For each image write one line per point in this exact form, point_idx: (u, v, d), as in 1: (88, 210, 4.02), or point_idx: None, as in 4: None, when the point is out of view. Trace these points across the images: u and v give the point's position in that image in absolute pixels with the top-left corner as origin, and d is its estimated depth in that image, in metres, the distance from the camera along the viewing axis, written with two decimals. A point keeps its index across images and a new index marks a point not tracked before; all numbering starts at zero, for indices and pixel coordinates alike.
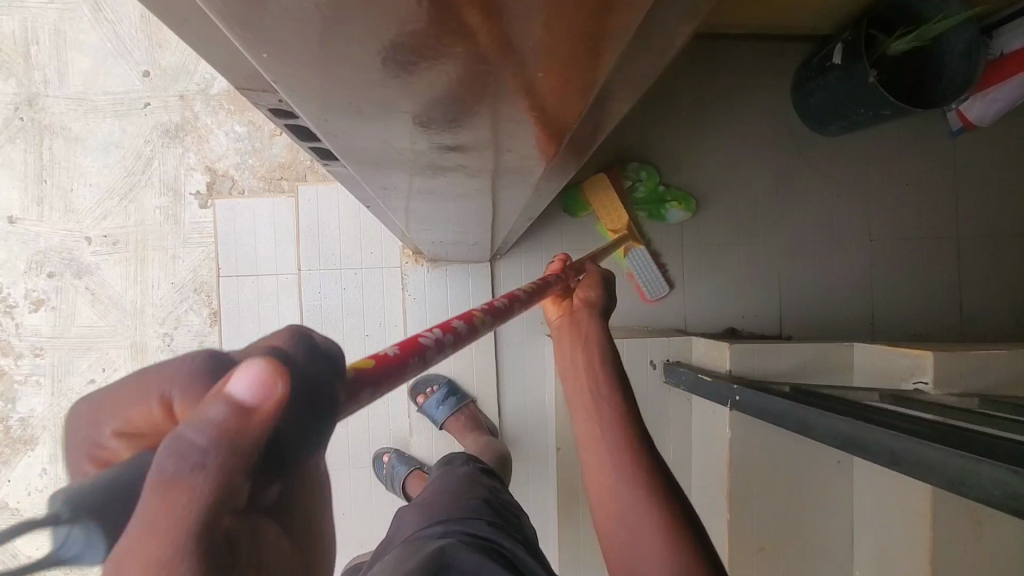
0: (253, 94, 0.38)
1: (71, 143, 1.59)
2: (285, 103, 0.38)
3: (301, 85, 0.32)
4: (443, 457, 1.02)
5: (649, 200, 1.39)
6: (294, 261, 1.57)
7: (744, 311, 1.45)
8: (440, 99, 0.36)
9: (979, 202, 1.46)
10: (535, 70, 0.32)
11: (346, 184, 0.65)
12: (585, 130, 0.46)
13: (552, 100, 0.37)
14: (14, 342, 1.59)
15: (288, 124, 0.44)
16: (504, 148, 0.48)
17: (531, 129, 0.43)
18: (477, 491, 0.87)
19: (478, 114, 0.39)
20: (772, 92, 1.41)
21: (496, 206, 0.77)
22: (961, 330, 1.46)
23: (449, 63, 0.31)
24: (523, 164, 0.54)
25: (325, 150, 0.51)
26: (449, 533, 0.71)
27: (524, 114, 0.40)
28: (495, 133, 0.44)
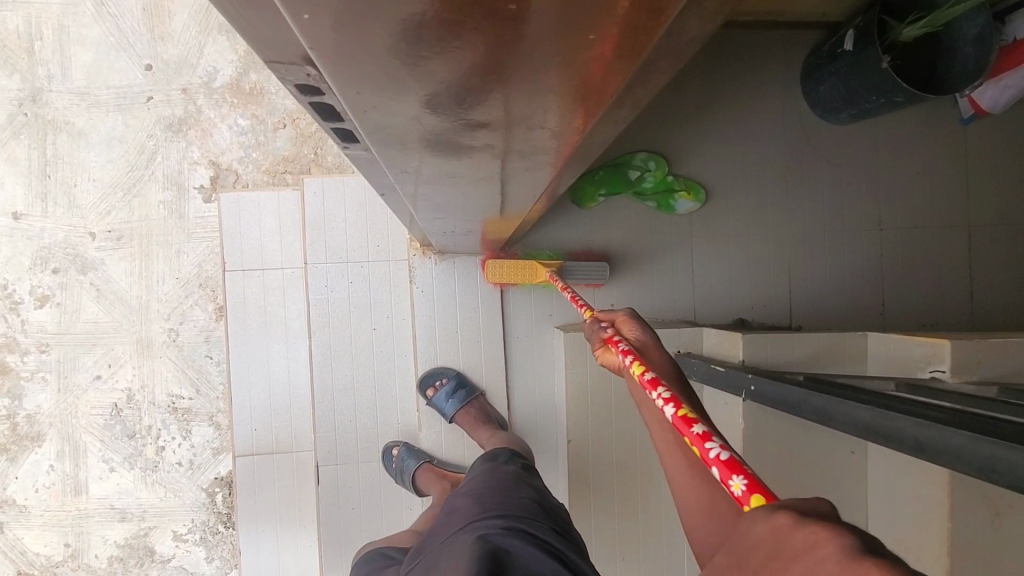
0: (282, 68, 0.37)
1: (74, 138, 1.58)
2: (313, 77, 0.38)
3: (336, 55, 0.31)
4: (487, 453, 1.01)
5: (658, 189, 1.38)
6: (299, 255, 1.57)
7: (754, 301, 1.44)
8: (475, 73, 0.35)
9: (990, 191, 1.45)
10: (576, 38, 0.31)
11: (362, 169, 0.64)
12: (613, 108, 0.45)
13: (587, 75, 0.36)
14: (19, 339, 1.58)
15: (313, 103, 0.43)
16: (531, 127, 0.47)
17: (560, 106, 0.42)
18: (528, 491, 0.87)
19: (511, 91, 0.38)
20: (782, 81, 1.40)
21: (510, 192, 0.76)
22: (972, 320, 1.45)
23: (492, 31, 0.30)
24: (546, 146, 0.53)
25: (347, 131, 0.50)
26: (510, 529, 0.72)
27: (558, 91, 0.39)
28: (525, 111, 0.43)
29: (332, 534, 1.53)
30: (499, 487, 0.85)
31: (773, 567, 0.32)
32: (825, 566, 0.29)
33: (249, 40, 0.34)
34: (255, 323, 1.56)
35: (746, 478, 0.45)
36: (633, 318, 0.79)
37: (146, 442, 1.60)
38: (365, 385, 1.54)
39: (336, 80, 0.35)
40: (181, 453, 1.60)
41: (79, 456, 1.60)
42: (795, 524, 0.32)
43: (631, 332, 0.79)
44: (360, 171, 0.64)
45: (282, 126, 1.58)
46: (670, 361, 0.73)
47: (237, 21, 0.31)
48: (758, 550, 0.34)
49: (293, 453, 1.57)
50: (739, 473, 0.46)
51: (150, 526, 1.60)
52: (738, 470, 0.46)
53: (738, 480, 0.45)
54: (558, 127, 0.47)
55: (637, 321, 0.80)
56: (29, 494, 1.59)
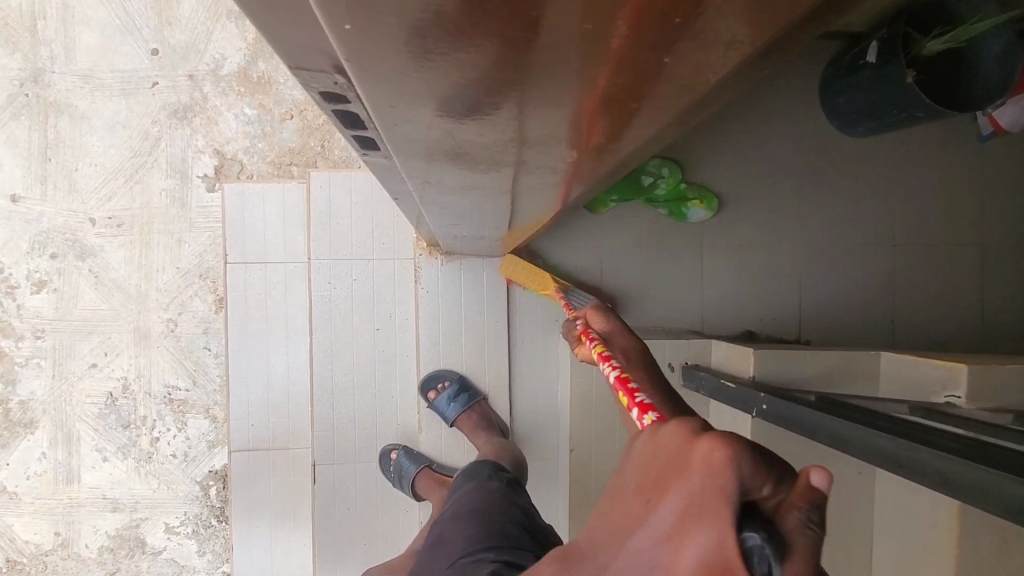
0: (308, 75, 0.35)
1: (77, 121, 1.55)
2: (340, 85, 0.36)
3: (371, 62, 0.30)
4: (466, 472, 0.99)
5: (670, 197, 1.35)
6: (303, 249, 1.54)
7: (763, 313, 1.42)
8: (511, 84, 0.33)
9: (1005, 210, 1.43)
10: (631, 51, 0.29)
11: (377, 174, 0.61)
12: (648, 124, 0.43)
13: (630, 87, 0.35)
14: (14, 323, 1.56)
15: (336, 110, 0.41)
16: (564, 139, 0.45)
17: (596, 117, 0.40)
18: (513, 510, 0.85)
19: (546, 101, 0.37)
20: (799, 91, 1.38)
21: (527, 201, 0.74)
22: (981, 340, 1.43)
23: (543, 43, 0.28)
24: (573, 156, 0.51)
25: (368, 138, 0.48)
26: (499, 564, 0.70)
27: (592, 104, 0.37)
28: (557, 123, 0.41)
29: (328, 533, 1.51)
30: (485, 511, 0.83)
31: (641, 475, 0.31)
32: (678, 443, 0.30)
33: (279, 48, 0.32)
34: (256, 316, 1.53)
35: (659, 412, 0.43)
36: (597, 305, 0.75)
37: (141, 433, 1.58)
38: (365, 384, 1.52)
39: (368, 86, 0.34)
40: (176, 445, 1.58)
41: (72, 445, 1.58)
42: (655, 430, 0.33)
43: (594, 320, 0.74)
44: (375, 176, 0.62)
45: (289, 117, 1.55)
46: (635, 342, 0.65)
47: (266, 33, 0.30)
48: (626, 468, 0.33)
49: (290, 450, 1.55)
50: (654, 411, 0.43)
51: (142, 518, 1.58)
52: (656, 411, 0.43)
53: (650, 415, 0.43)
54: (587, 139, 0.45)
55: (601, 308, 0.74)
56: (20, 481, 1.57)
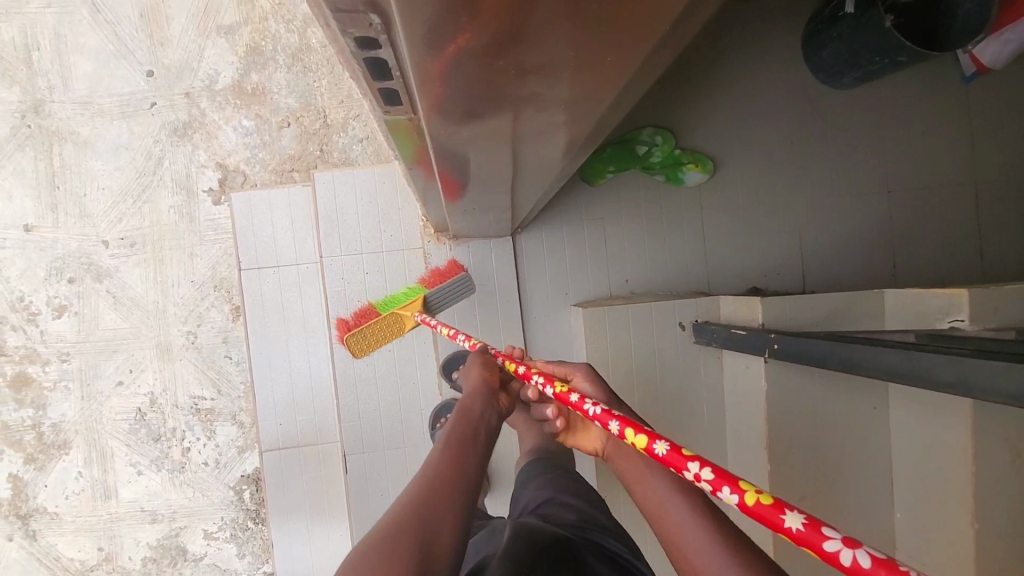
0: (345, 21, 0.35)
1: (81, 148, 1.59)
2: (377, 27, 0.36)
3: (408, 20, 0.32)
4: (540, 463, 1.00)
5: (666, 163, 1.38)
6: (314, 250, 1.57)
7: (766, 269, 1.45)
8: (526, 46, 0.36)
9: (994, 147, 1.45)
10: (626, 15, 0.32)
11: (391, 139, 0.62)
12: (642, 79, 0.46)
13: (626, 48, 0.37)
14: (39, 349, 1.61)
15: (368, 58, 0.41)
16: (563, 106, 0.48)
17: (592, 85, 0.43)
18: (599, 525, 0.77)
19: (549, 70, 0.40)
20: (781, 51, 1.41)
21: (533, 169, 0.77)
22: (982, 275, 1.46)
23: (550, 9, 0.31)
24: (573, 125, 0.54)
25: (394, 93, 0.47)
26: (616, 541, 0.74)
27: (588, 69, 0.40)
28: (561, 90, 0.44)
29: (363, 522, 1.55)
30: (577, 493, 0.86)
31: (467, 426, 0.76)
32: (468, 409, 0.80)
33: None
34: (274, 320, 1.57)
35: (837, 537, 0.41)
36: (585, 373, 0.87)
37: (172, 444, 1.63)
38: (385, 374, 1.55)
39: (404, 31, 0.34)
40: (207, 453, 1.63)
41: (106, 462, 1.62)
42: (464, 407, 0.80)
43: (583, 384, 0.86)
44: (391, 138, 0.61)
45: (286, 125, 1.59)
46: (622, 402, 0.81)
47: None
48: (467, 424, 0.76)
49: (318, 446, 1.59)
50: (827, 530, 0.42)
51: (181, 526, 1.63)
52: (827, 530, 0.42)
53: (833, 543, 0.41)
54: (596, 103, 0.48)
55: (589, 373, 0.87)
56: (60, 501, 1.62)
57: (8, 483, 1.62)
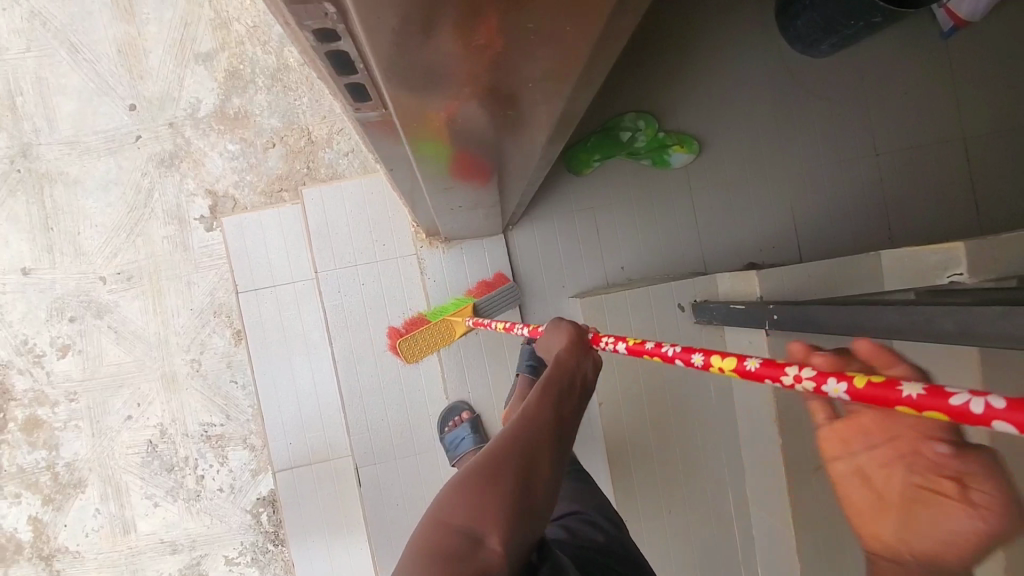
0: (299, 13, 0.35)
1: (70, 188, 1.60)
2: (331, 17, 0.35)
3: (367, 7, 0.33)
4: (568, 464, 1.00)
5: (651, 147, 1.38)
6: (308, 266, 1.57)
7: (762, 244, 1.44)
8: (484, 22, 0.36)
9: (980, 100, 1.44)
10: None
11: (367, 140, 0.61)
12: (607, 50, 0.46)
13: (582, 13, 0.37)
14: (47, 391, 1.61)
15: (330, 52, 0.40)
16: (531, 84, 0.48)
17: (556, 57, 0.43)
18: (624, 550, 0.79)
19: (509, 43, 0.39)
20: (757, 23, 1.41)
21: (516, 158, 0.77)
22: (981, 230, 1.45)
23: None
24: (545, 104, 0.54)
25: (362, 87, 0.47)
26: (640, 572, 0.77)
27: (547, 39, 0.40)
28: (524, 66, 0.44)
29: (381, 533, 1.55)
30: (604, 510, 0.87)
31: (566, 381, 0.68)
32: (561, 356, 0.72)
33: None
34: (275, 340, 1.57)
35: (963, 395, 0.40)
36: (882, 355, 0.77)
37: (186, 473, 1.63)
38: (390, 383, 1.55)
39: (356, 16, 0.34)
40: (221, 479, 1.63)
41: (122, 497, 1.62)
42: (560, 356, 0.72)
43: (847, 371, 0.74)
44: (369, 139, 0.60)
45: (272, 145, 1.59)
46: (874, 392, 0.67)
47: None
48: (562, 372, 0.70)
49: (330, 462, 1.58)
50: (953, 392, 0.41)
51: (202, 554, 1.63)
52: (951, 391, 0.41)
53: (959, 398, 0.40)
54: (565, 78, 0.48)
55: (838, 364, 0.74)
56: (80, 539, 1.62)
57: (28, 526, 1.62)
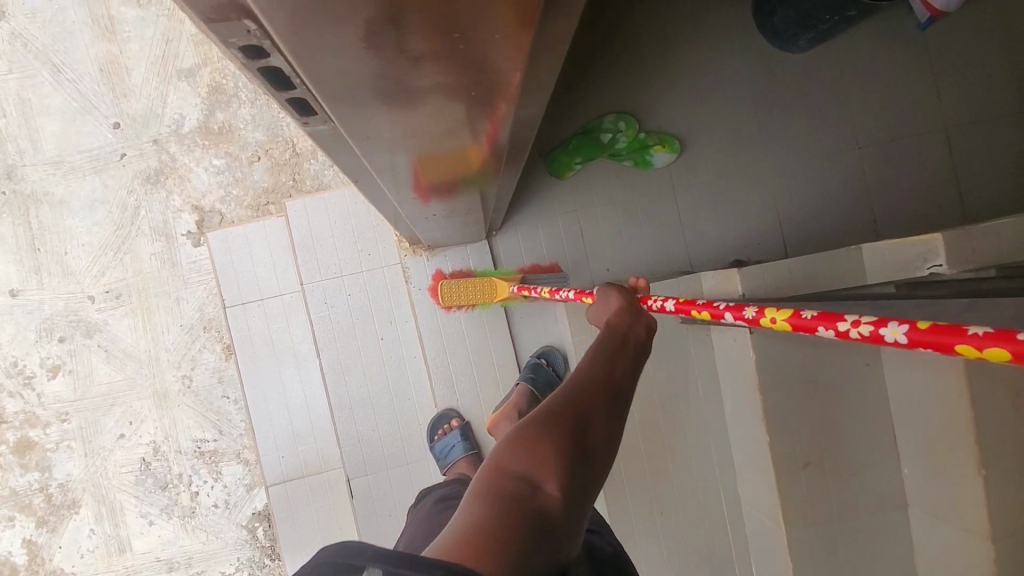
0: (223, 31, 0.35)
1: (57, 208, 1.60)
2: (254, 34, 0.35)
3: (294, 25, 0.32)
4: None
5: (632, 148, 1.38)
6: (294, 278, 1.57)
7: (746, 240, 1.44)
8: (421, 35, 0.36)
9: (960, 90, 1.44)
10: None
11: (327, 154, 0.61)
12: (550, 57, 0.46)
13: (509, 27, 0.37)
14: (39, 412, 1.61)
15: (262, 67, 0.40)
16: (478, 94, 0.48)
17: (496, 68, 0.43)
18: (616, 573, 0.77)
19: (442, 57, 0.40)
20: (734, 22, 1.41)
21: (484, 165, 0.77)
22: (964, 219, 1.44)
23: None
24: (499, 111, 0.54)
25: (304, 101, 0.47)
26: None
27: (483, 51, 0.40)
28: (466, 76, 0.44)
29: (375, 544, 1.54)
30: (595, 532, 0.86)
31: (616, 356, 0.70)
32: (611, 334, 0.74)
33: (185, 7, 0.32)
34: (264, 353, 1.57)
35: None
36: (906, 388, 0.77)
37: (179, 490, 1.62)
38: (380, 393, 1.55)
39: (280, 36, 0.34)
40: (215, 494, 1.62)
41: (117, 516, 1.62)
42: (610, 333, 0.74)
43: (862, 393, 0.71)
44: (324, 153, 0.60)
45: (257, 159, 1.59)
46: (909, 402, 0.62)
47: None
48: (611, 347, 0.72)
49: (322, 474, 1.57)
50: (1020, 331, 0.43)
51: (198, 571, 1.62)
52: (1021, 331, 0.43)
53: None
54: (515, 86, 0.48)
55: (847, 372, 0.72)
56: (76, 560, 1.61)
57: (24, 549, 1.61)
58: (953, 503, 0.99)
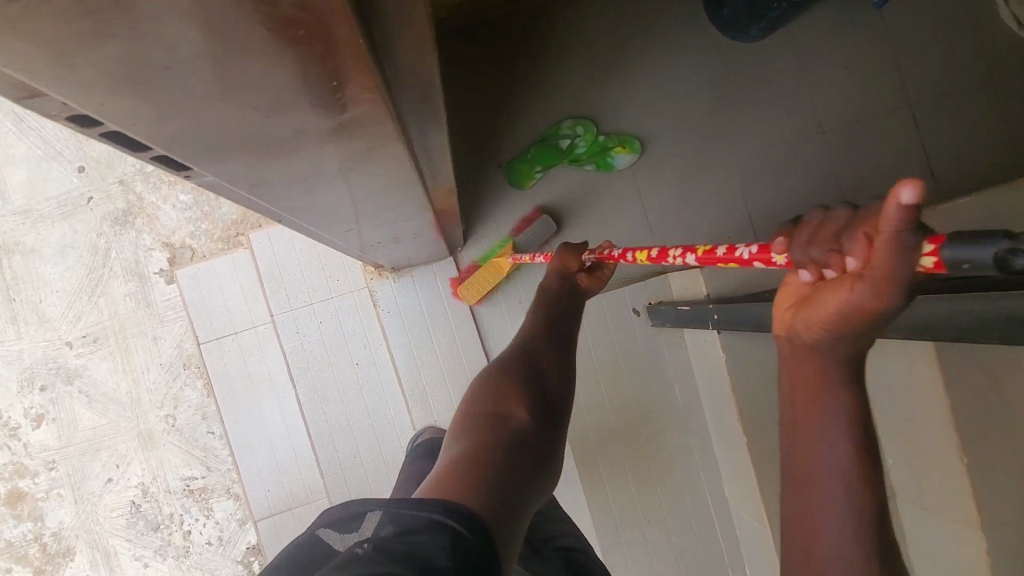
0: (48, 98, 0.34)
1: (28, 256, 1.59)
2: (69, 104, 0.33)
3: (111, 81, 0.31)
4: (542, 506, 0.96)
5: (593, 151, 1.37)
6: (265, 310, 1.56)
7: (717, 235, 1.42)
8: (268, 79, 0.35)
9: (922, 65, 1.42)
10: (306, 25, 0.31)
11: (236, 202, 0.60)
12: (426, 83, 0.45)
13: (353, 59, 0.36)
14: (26, 462, 1.59)
15: (101, 131, 0.38)
16: (360, 130, 0.47)
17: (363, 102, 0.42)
18: None
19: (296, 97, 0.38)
20: (686, 14, 1.39)
21: (416, 190, 0.76)
22: (937, 196, 1.41)
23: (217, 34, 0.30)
24: (395, 143, 0.52)
25: (174, 160, 0.45)
26: None
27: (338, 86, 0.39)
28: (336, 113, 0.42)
29: None
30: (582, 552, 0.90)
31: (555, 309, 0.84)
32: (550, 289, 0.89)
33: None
34: (243, 387, 1.55)
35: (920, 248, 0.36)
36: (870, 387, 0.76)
37: (172, 531, 1.60)
38: (360, 418, 1.54)
39: (107, 95, 0.33)
40: (208, 532, 1.60)
41: (111, 561, 1.60)
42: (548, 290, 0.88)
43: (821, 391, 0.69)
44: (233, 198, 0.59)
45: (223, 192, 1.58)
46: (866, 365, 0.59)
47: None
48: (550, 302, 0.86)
49: (310, 505, 1.55)
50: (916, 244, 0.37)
51: None
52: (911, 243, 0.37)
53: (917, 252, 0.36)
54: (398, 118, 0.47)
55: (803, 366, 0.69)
56: None
57: None
58: (938, 492, 0.96)
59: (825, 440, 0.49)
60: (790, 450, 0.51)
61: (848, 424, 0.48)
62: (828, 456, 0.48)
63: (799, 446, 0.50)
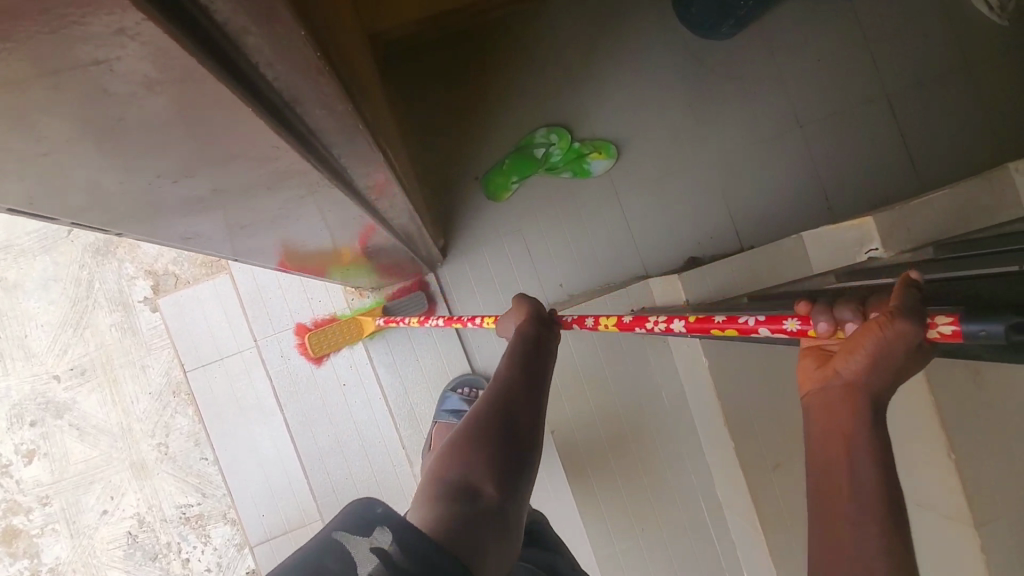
0: None
1: (11, 292, 1.58)
2: None
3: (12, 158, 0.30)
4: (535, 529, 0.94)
5: (568, 159, 1.36)
6: (249, 334, 1.55)
7: (698, 236, 1.41)
8: (179, 141, 0.34)
9: (896, 53, 1.41)
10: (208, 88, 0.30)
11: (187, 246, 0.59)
12: None
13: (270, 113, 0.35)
14: (20, 499, 1.58)
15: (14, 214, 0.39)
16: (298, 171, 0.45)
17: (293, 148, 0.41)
18: None
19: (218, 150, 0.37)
20: (656, 15, 1.38)
21: (377, 218, 0.75)
22: (918, 185, 1.40)
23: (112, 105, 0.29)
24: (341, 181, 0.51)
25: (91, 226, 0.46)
26: None
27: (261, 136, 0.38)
28: (266, 160, 0.41)
29: None
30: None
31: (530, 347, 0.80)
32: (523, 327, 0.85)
33: None
34: (232, 413, 1.54)
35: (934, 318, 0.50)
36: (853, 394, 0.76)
37: (170, 560, 1.59)
38: (351, 438, 1.53)
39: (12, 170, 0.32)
40: (206, 559, 1.59)
41: None
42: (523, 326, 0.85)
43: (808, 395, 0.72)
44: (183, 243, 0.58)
45: None
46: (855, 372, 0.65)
47: None
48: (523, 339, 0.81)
49: (304, 529, 1.54)
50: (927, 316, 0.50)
51: None
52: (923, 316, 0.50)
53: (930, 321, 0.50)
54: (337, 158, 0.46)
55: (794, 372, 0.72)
56: None
57: None
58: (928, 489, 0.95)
59: (856, 472, 0.50)
60: (817, 476, 0.53)
61: (874, 450, 0.50)
62: (855, 485, 0.50)
63: (828, 478, 0.52)
